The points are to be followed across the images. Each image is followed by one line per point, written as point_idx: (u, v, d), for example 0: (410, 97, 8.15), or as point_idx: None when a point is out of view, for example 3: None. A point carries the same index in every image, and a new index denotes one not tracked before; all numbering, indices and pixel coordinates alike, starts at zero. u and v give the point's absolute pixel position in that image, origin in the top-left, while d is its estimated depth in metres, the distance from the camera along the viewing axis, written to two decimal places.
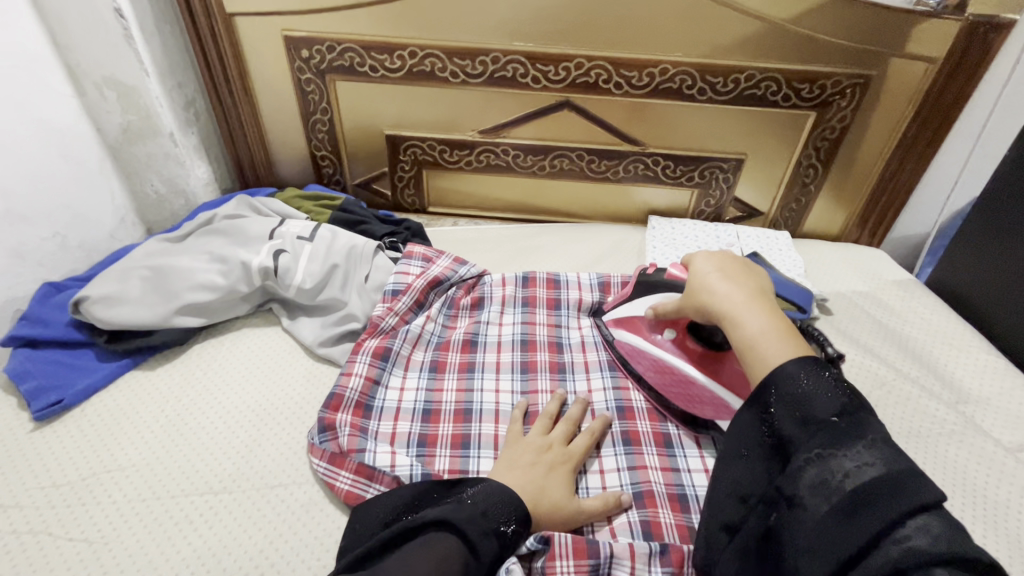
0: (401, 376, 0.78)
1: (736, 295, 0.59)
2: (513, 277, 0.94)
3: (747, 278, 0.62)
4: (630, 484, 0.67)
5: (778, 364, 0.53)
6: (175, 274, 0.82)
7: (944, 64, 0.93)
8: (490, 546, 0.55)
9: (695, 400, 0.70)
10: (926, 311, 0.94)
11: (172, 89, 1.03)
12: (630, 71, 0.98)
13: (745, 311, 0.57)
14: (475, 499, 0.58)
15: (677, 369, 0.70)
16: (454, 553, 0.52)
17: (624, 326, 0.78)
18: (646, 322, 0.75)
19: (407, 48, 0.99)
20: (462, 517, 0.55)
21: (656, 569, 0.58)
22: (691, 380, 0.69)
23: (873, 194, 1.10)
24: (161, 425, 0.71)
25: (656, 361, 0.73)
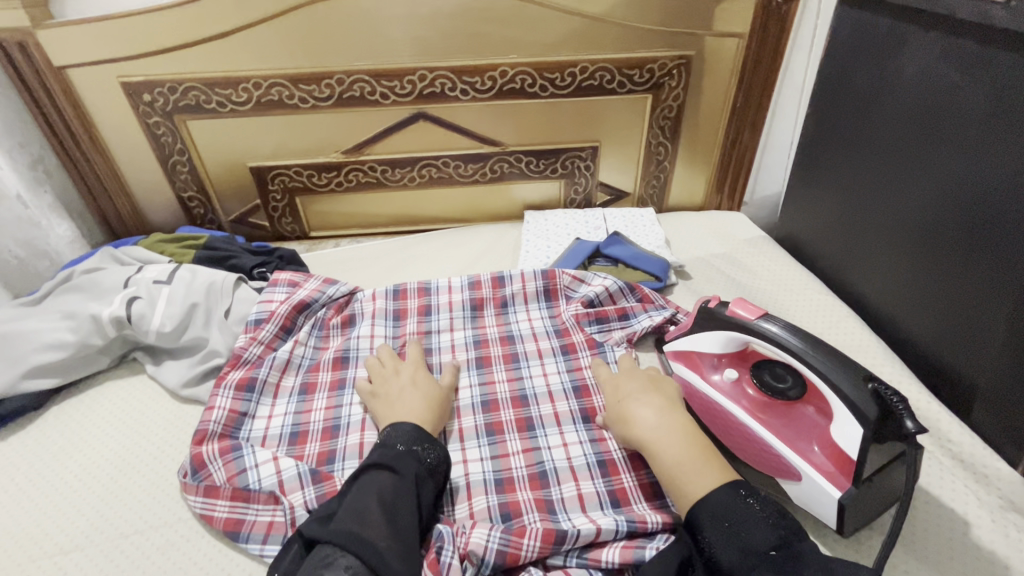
0: (270, 405, 0.78)
1: (656, 425, 0.60)
2: (383, 290, 0.94)
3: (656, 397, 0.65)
4: (493, 471, 0.70)
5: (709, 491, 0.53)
6: (21, 338, 0.79)
7: (750, 39, 1.02)
8: (414, 465, 0.59)
9: (751, 451, 0.64)
10: (774, 263, 1.02)
11: (12, 150, 0.97)
12: (472, 76, 1.03)
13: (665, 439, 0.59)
14: (386, 439, 0.62)
15: (734, 411, 0.67)
16: (390, 481, 0.57)
17: (681, 362, 0.75)
18: (706, 359, 0.72)
19: (250, 80, 1.00)
20: (385, 455, 0.60)
21: (494, 534, 0.58)
22: (750, 429, 0.64)
23: (721, 162, 1.18)
24: (11, 494, 0.69)
25: (705, 400, 0.70)
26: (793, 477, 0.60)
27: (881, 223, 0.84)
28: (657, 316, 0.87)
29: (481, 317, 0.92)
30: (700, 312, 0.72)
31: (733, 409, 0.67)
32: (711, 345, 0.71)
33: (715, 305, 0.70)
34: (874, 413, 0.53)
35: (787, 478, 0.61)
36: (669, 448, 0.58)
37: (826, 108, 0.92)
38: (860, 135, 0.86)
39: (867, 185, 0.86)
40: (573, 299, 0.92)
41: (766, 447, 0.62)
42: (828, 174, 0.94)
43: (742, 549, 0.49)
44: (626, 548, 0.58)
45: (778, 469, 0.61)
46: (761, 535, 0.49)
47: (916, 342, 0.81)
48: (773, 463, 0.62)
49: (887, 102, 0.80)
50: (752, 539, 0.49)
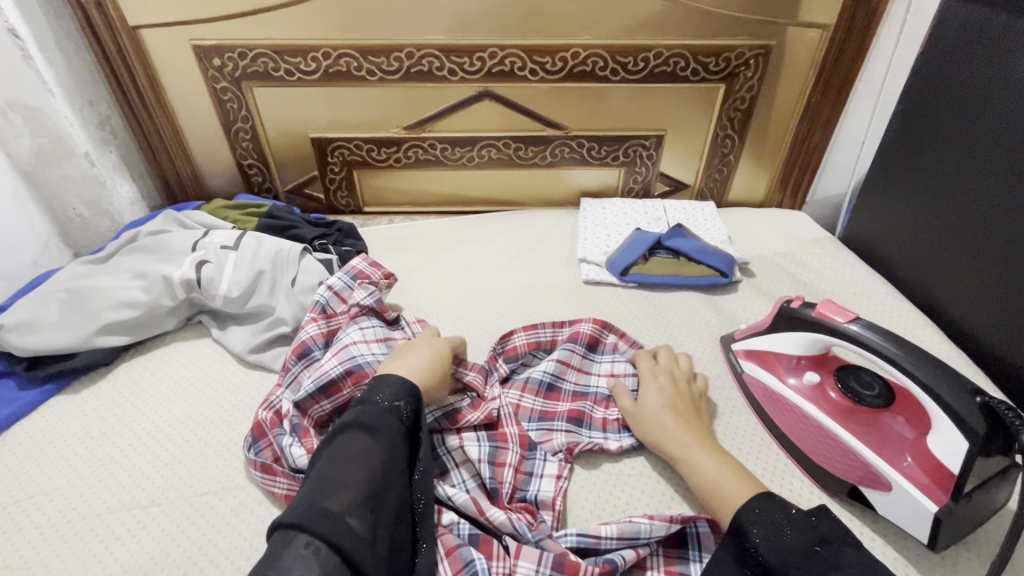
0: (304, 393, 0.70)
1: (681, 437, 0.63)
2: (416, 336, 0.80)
3: (694, 417, 0.66)
4: (487, 478, 0.63)
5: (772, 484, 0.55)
6: (94, 294, 0.80)
7: (835, 31, 0.98)
8: (393, 428, 0.53)
9: (830, 454, 0.63)
10: (841, 264, 1.00)
11: (82, 108, 0.99)
12: (543, 56, 1.00)
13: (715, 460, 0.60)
14: (364, 397, 0.56)
15: (813, 415, 0.65)
16: (363, 445, 0.50)
17: (755, 361, 0.74)
18: (782, 360, 0.71)
19: (320, 49, 0.99)
20: (361, 415, 0.53)
21: (544, 569, 0.53)
22: (827, 429, 0.64)
23: (789, 158, 1.15)
24: (87, 446, 0.70)
25: (783, 403, 0.69)
26: (881, 486, 0.58)
27: (971, 230, 0.81)
28: (615, 441, 0.70)
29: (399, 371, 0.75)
30: (780, 312, 0.70)
31: (814, 413, 0.65)
32: (791, 346, 0.70)
33: (798, 304, 0.68)
34: (982, 428, 0.51)
35: (873, 487, 0.59)
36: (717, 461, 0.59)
37: (919, 106, 0.88)
38: (956, 137, 0.82)
39: (958, 187, 0.82)
40: (513, 383, 0.77)
41: (850, 452, 0.61)
42: (913, 175, 0.90)
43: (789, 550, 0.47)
44: (669, 574, 0.56)
45: (862, 476, 0.60)
46: (800, 534, 0.48)
47: (998, 355, 0.78)
48: (857, 470, 0.60)
49: (994, 100, 0.76)
50: (795, 540, 0.47)
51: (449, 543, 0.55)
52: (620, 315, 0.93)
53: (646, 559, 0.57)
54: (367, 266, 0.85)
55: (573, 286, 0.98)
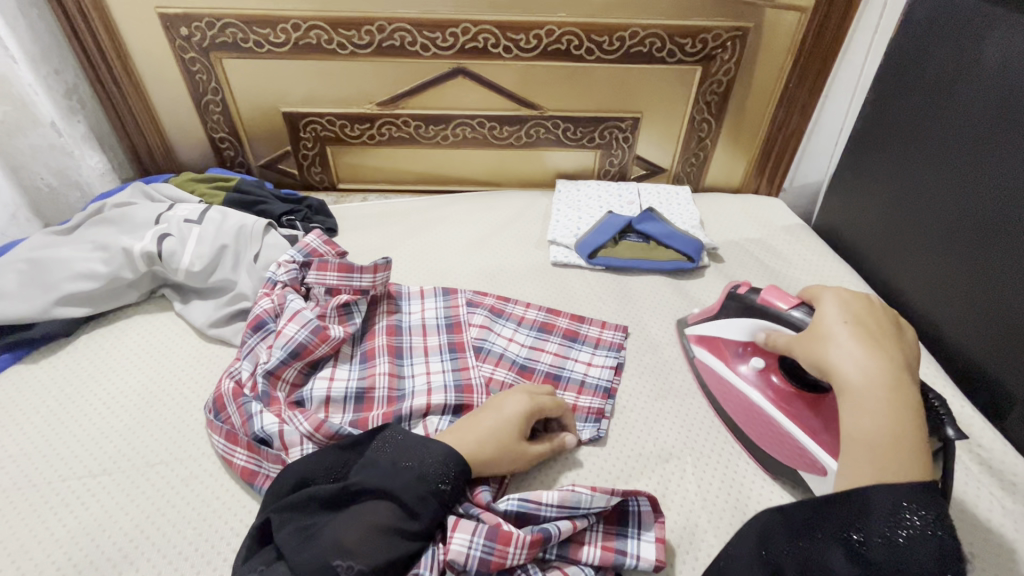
0: (266, 352, 0.72)
1: (871, 370, 0.53)
2: (387, 325, 0.82)
3: (888, 349, 0.55)
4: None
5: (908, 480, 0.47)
6: (54, 266, 0.80)
7: (814, 13, 0.96)
8: (433, 510, 0.54)
9: (771, 439, 0.66)
10: (808, 251, 1.00)
11: (47, 76, 0.97)
12: (516, 34, 0.98)
13: (879, 398, 0.51)
14: (410, 462, 0.55)
15: (759, 405, 0.67)
16: (392, 517, 0.52)
17: (706, 346, 0.76)
18: (730, 345, 0.73)
19: (290, 21, 0.97)
20: (403, 487, 0.53)
21: (479, 540, 0.53)
22: (772, 418, 0.66)
23: (766, 144, 1.14)
24: (42, 415, 0.70)
25: (733, 392, 0.71)
26: (818, 471, 0.61)
27: (934, 222, 0.81)
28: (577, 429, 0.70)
29: (371, 327, 0.82)
30: (732, 298, 0.71)
31: (756, 398, 0.68)
32: (739, 335, 0.72)
33: (745, 291, 0.70)
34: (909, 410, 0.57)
35: (812, 471, 0.62)
36: (875, 409, 0.51)
37: (893, 92, 0.87)
38: (925, 126, 0.82)
39: (927, 176, 0.82)
40: (487, 356, 0.79)
41: (787, 438, 0.64)
42: (884, 164, 0.90)
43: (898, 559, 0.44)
44: (605, 549, 0.57)
45: (803, 465, 0.63)
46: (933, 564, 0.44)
47: (954, 346, 0.79)
48: (800, 458, 0.63)
49: (962, 90, 0.76)
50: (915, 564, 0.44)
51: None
52: (586, 296, 0.92)
53: (582, 534, 0.58)
54: (321, 244, 0.87)
55: (541, 267, 0.98)
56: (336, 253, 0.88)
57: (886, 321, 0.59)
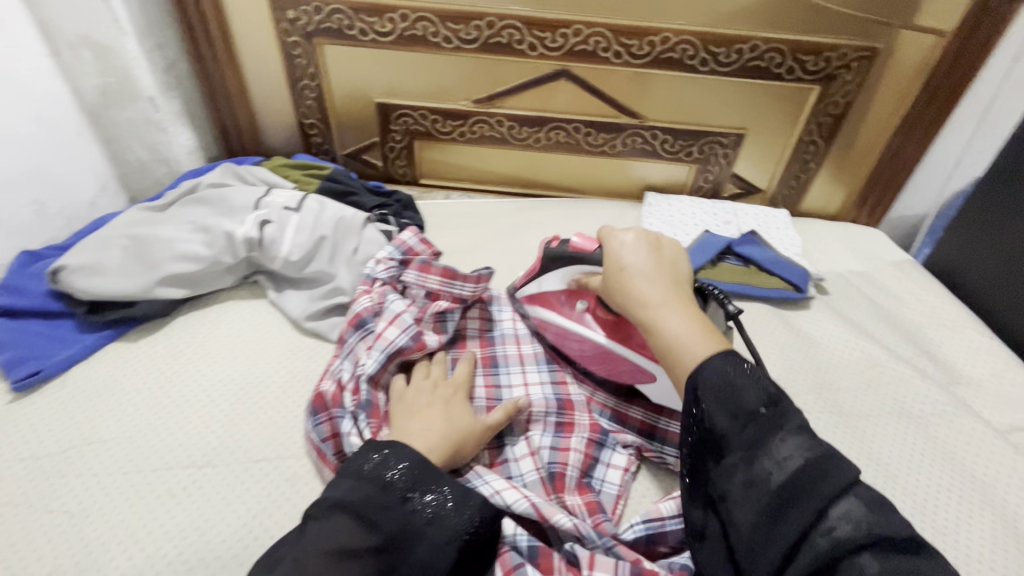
0: (361, 354, 0.70)
1: (655, 297, 0.56)
2: (482, 333, 0.79)
3: (668, 272, 0.59)
4: (547, 464, 0.64)
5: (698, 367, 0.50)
6: (156, 245, 0.79)
7: (952, 39, 0.90)
8: (399, 521, 0.50)
9: (606, 363, 0.70)
10: (923, 290, 0.94)
11: (151, 50, 0.97)
12: (630, 39, 0.94)
13: (667, 318, 0.54)
14: (375, 471, 0.52)
15: (594, 342, 0.70)
16: (354, 535, 0.48)
17: (537, 304, 0.77)
18: (557, 296, 0.74)
19: (398, 11, 0.95)
20: (365, 498, 0.50)
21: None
22: (608, 349, 0.69)
23: (873, 174, 1.08)
24: (142, 397, 0.68)
25: (567, 334, 0.72)
26: (648, 378, 0.67)
27: None
28: None
29: (463, 334, 0.79)
30: (545, 255, 0.72)
31: (586, 334, 0.70)
32: (560, 284, 0.73)
33: (556, 245, 0.72)
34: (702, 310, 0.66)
35: (643, 378, 0.67)
36: (665, 331, 0.54)
37: None
38: None
39: None
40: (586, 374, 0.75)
41: (620, 359, 0.68)
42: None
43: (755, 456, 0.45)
44: None
45: (637, 376, 0.68)
46: (752, 396, 0.47)
47: None
48: (633, 373, 0.68)
49: None
50: (742, 402, 0.47)
51: (508, 563, 0.53)
52: None
53: None
54: (417, 243, 0.84)
55: None
56: (430, 251, 0.85)
57: (655, 236, 0.63)
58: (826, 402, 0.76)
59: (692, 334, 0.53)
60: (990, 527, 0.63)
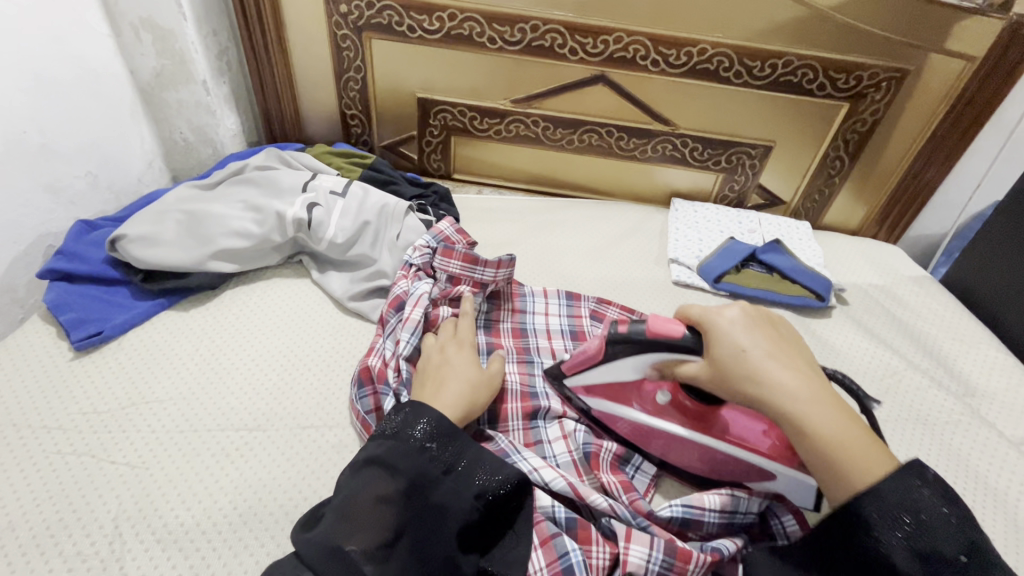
0: (398, 332, 0.73)
1: (800, 391, 0.53)
2: (514, 326, 0.82)
3: (789, 355, 0.56)
4: (580, 446, 0.67)
5: (874, 482, 0.48)
6: (208, 220, 0.82)
7: (980, 64, 0.93)
8: (421, 472, 0.51)
9: (704, 460, 0.64)
10: (940, 305, 0.97)
11: (207, 36, 1.01)
12: (668, 49, 0.98)
13: (826, 418, 0.52)
14: (398, 428, 0.54)
15: (688, 440, 0.64)
16: (384, 482, 0.51)
17: (602, 397, 0.68)
18: (630, 387, 0.66)
19: (447, 10, 0.99)
20: (389, 451, 0.52)
21: (658, 554, 0.54)
22: (707, 446, 0.63)
23: (895, 192, 1.11)
24: (194, 363, 0.72)
25: (653, 432, 0.65)
26: (757, 476, 0.61)
27: None
28: None
29: (496, 325, 0.82)
30: (618, 340, 0.62)
31: (676, 431, 0.64)
32: (629, 374, 0.65)
33: (627, 327, 0.62)
34: None
35: (751, 478, 0.62)
36: (828, 441, 0.51)
37: None
38: None
39: None
40: None
41: (725, 458, 0.62)
42: None
43: (929, 562, 0.45)
44: None
45: (742, 473, 0.62)
46: (950, 539, 0.45)
47: None
48: (740, 471, 0.62)
49: None
50: (943, 544, 0.45)
51: (544, 532, 0.55)
52: None
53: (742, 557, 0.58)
54: (453, 233, 0.88)
55: (663, 285, 0.97)
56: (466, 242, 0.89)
57: (756, 311, 0.61)
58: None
59: (851, 439, 0.51)
60: (1003, 530, 0.66)
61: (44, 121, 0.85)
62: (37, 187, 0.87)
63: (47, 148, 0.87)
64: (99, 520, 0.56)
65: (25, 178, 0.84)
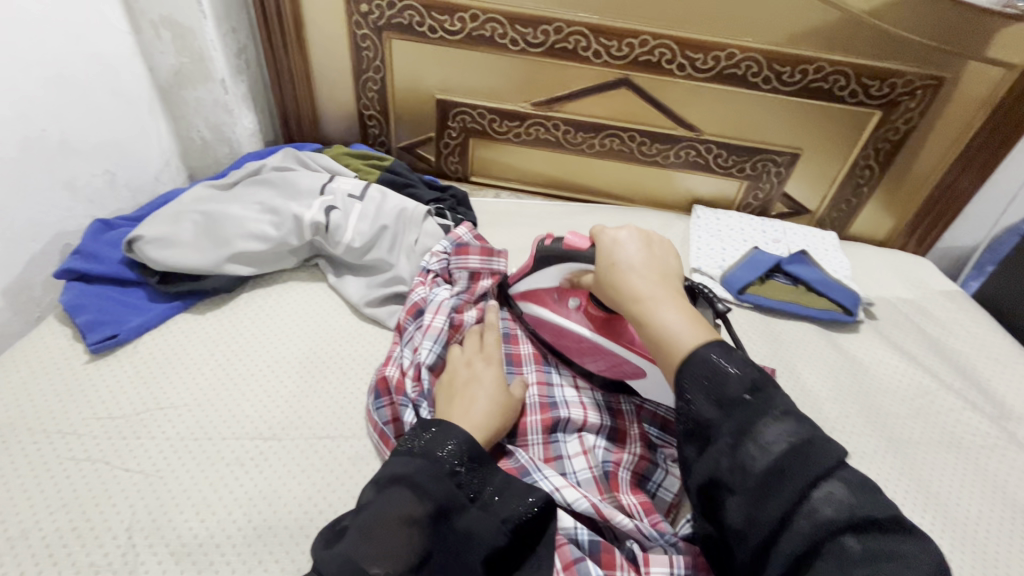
0: (418, 340, 0.71)
1: (649, 289, 0.56)
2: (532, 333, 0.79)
3: (658, 266, 0.59)
4: (600, 463, 0.65)
5: (692, 354, 0.49)
6: (224, 222, 0.81)
7: (1022, 73, 0.90)
8: (450, 494, 0.51)
9: (597, 357, 0.70)
10: (973, 322, 0.94)
11: (226, 34, 1.00)
12: (696, 53, 0.95)
13: (667, 312, 0.53)
14: (426, 448, 0.53)
15: (585, 339, 0.70)
16: (413, 504, 0.49)
17: (529, 300, 0.76)
18: (551, 295, 0.73)
19: (469, 11, 0.97)
20: (418, 470, 0.51)
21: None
22: (602, 347, 0.68)
23: (926, 203, 1.07)
24: (210, 369, 0.71)
25: (562, 332, 0.72)
26: (640, 375, 0.67)
27: None
28: None
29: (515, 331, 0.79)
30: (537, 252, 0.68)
31: (577, 331, 0.70)
32: (551, 281, 0.71)
33: (550, 242, 0.68)
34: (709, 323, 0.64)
35: (636, 376, 0.68)
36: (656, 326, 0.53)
37: None
38: None
39: None
40: None
41: (613, 356, 0.68)
42: None
43: (716, 400, 0.46)
44: None
45: (628, 373, 0.69)
46: (734, 380, 0.47)
47: None
48: (627, 369, 0.68)
49: None
50: (727, 386, 0.47)
51: (567, 555, 0.54)
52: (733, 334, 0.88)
53: None
54: (471, 239, 0.87)
55: None
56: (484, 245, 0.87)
57: (647, 233, 0.63)
58: (876, 426, 0.76)
59: (687, 328, 0.52)
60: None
61: (63, 119, 0.85)
62: (55, 185, 0.86)
63: (65, 146, 0.86)
64: (113, 531, 0.55)
65: (44, 176, 0.84)
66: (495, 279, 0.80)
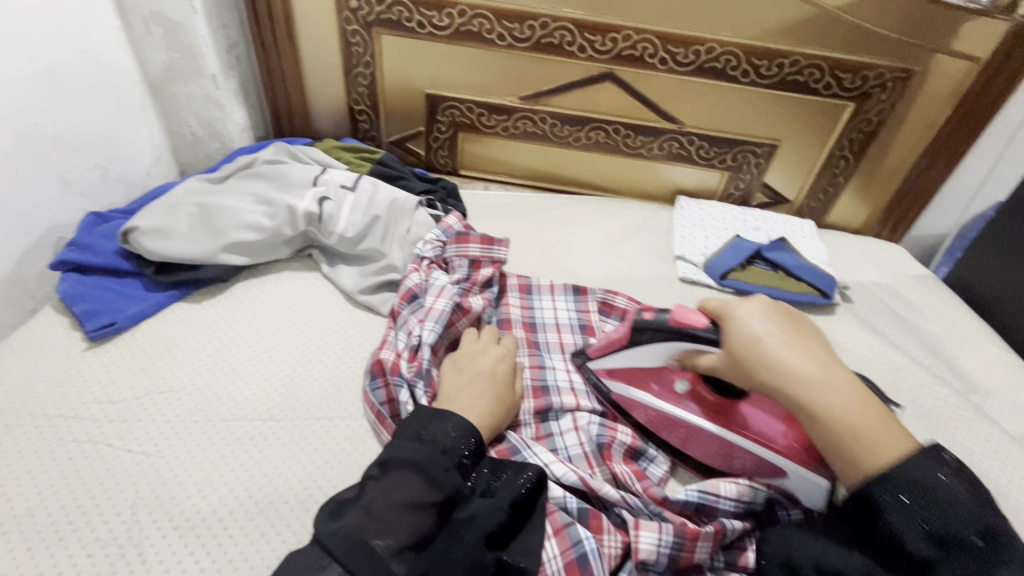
0: (417, 323, 0.74)
1: (815, 377, 0.54)
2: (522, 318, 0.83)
3: (809, 343, 0.57)
4: (594, 438, 0.67)
5: (900, 460, 0.49)
6: (219, 214, 0.82)
7: (985, 65, 0.94)
8: (455, 483, 0.53)
9: (723, 456, 0.65)
10: (943, 303, 0.98)
11: (217, 30, 1.01)
12: (677, 47, 0.99)
13: (842, 403, 0.53)
14: (433, 435, 0.55)
15: (704, 432, 0.65)
16: (418, 488, 0.52)
17: (621, 381, 0.70)
18: (650, 374, 0.69)
19: (457, 6, 0.99)
20: (426, 457, 0.53)
21: (666, 537, 0.56)
22: (728, 441, 0.63)
23: (899, 192, 1.12)
24: (208, 355, 0.72)
25: (668, 419, 0.67)
26: (779, 475, 0.61)
27: None
28: None
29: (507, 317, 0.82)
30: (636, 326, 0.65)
31: (696, 422, 0.65)
32: (651, 361, 0.68)
33: (650, 315, 0.65)
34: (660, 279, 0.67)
35: (773, 476, 0.62)
36: (838, 423, 0.52)
37: None
38: None
39: None
40: None
41: (742, 452, 0.63)
42: None
43: (936, 538, 0.46)
44: None
45: (765, 472, 0.62)
46: (964, 519, 0.46)
47: None
48: (761, 468, 0.62)
49: None
50: (958, 523, 0.46)
51: (558, 521, 0.56)
52: None
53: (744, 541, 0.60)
54: (461, 228, 0.89)
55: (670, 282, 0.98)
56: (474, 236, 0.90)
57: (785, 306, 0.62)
58: None
59: (870, 427, 0.51)
60: None
61: (56, 113, 0.86)
62: (48, 179, 0.87)
63: (58, 140, 0.87)
64: (117, 508, 0.57)
65: (36, 169, 0.85)
66: (495, 267, 0.83)
